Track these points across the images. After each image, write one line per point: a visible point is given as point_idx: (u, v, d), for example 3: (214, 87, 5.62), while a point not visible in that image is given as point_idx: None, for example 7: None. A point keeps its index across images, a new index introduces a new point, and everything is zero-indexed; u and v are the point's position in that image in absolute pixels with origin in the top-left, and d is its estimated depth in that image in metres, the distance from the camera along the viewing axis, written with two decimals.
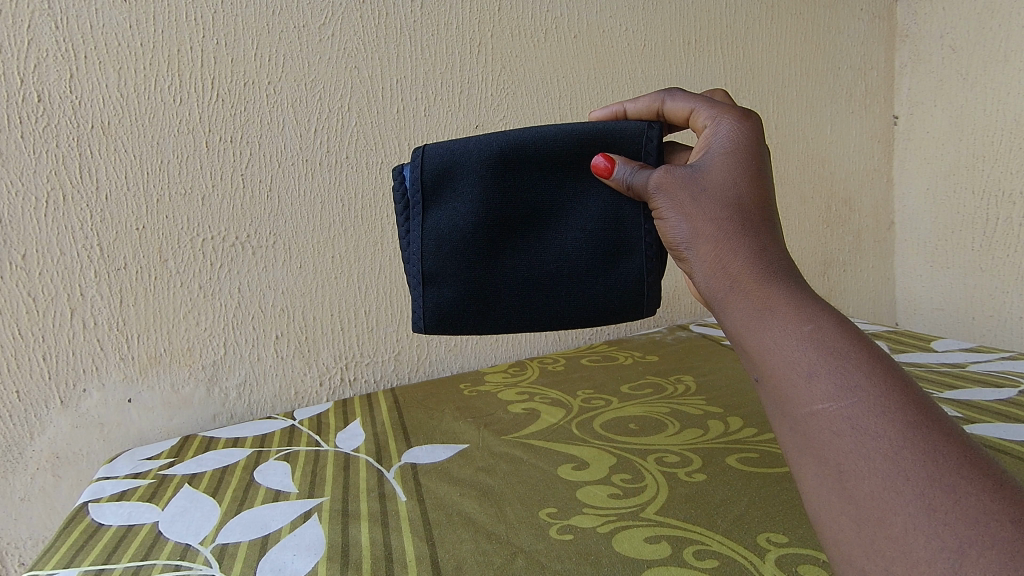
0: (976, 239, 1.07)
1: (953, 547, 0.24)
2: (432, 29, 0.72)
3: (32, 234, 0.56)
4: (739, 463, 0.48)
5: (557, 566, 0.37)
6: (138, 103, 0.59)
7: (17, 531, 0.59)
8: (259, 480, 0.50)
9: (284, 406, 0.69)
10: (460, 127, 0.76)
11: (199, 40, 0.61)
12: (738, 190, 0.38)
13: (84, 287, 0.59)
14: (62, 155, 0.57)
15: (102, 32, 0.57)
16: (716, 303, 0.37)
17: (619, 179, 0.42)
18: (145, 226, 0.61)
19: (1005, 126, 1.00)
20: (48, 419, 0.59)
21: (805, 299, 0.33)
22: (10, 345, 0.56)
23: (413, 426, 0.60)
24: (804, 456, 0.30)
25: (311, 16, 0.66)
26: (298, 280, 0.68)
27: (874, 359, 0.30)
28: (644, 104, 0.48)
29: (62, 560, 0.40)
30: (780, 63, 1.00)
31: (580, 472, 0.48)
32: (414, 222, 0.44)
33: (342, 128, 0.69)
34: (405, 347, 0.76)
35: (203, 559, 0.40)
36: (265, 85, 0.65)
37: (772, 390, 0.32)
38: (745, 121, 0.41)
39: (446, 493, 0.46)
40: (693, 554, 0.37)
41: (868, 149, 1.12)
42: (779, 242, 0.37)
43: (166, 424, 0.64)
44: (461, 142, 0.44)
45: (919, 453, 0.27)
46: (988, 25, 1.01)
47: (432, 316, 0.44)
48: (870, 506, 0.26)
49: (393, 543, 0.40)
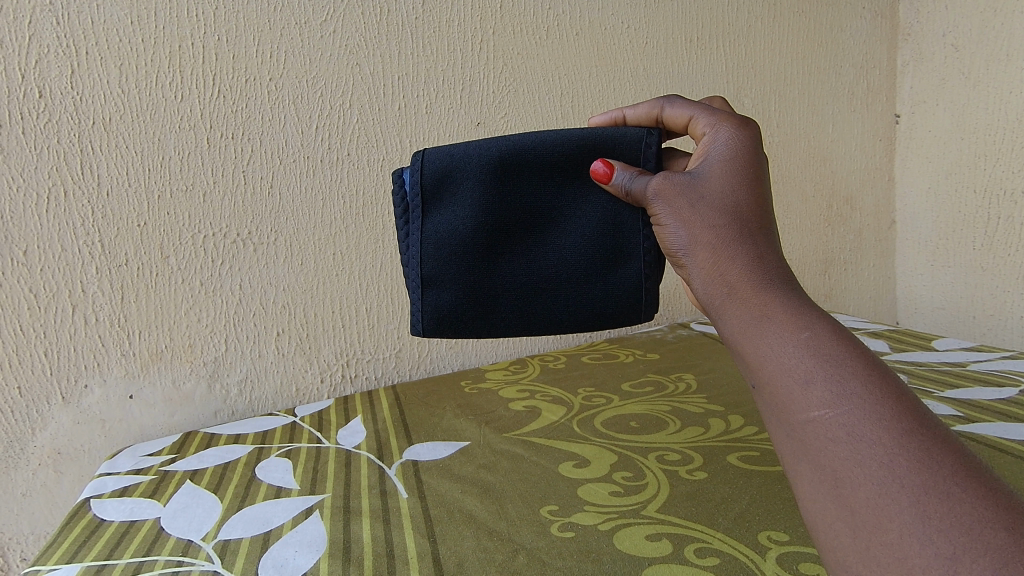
0: (977, 238, 1.07)
1: (947, 553, 0.24)
2: (433, 27, 0.72)
3: (33, 230, 0.56)
4: (739, 461, 0.48)
5: (557, 563, 0.37)
6: (140, 100, 0.59)
7: (18, 527, 0.59)
8: (261, 477, 0.50)
9: (284, 403, 0.69)
10: (461, 124, 0.76)
11: (200, 36, 0.61)
12: (736, 198, 0.38)
13: (85, 283, 0.59)
14: (63, 151, 0.57)
15: (103, 28, 0.57)
16: (714, 310, 0.37)
17: (618, 185, 0.42)
18: (147, 222, 0.61)
19: (1006, 125, 1.00)
20: (50, 415, 0.59)
21: (802, 307, 0.33)
22: (11, 341, 0.56)
23: (414, 423, 0.60)
24: (800, 462, 0.30)
25: (312, 13, 0.66)
26: (299, 277, 0.68)
27: (870, 367, 0.30)
28: (644, 110, 0.47)
29: (64, 556, 0.40)
30: (782, 62, 1.00)
31: (580, 470, 0.48)
32: (414, 225, 0.44)
33: (343, 126, 0.69)
34: (406, 345, 0.76)
35: (205, 555, 0.40)
36: (267, 82, 0.64)
37: (769, 397, 0.32)
38: (744, 128, 0.41)
39: (447, 490, 0.46)
40: (694, 552, 0.37)
41: (869, 148, 1.12)
42: (777, 249, 0.38)
43: (167, 420, 0.64)
44: (461, 147, 0.44)
45: (913, 461, 0.27)
46: (990, 23, 1.01)
47: (432, 317, 0.44)
48: (866, 512, 0.26)
49: (395, 540, 0.40)
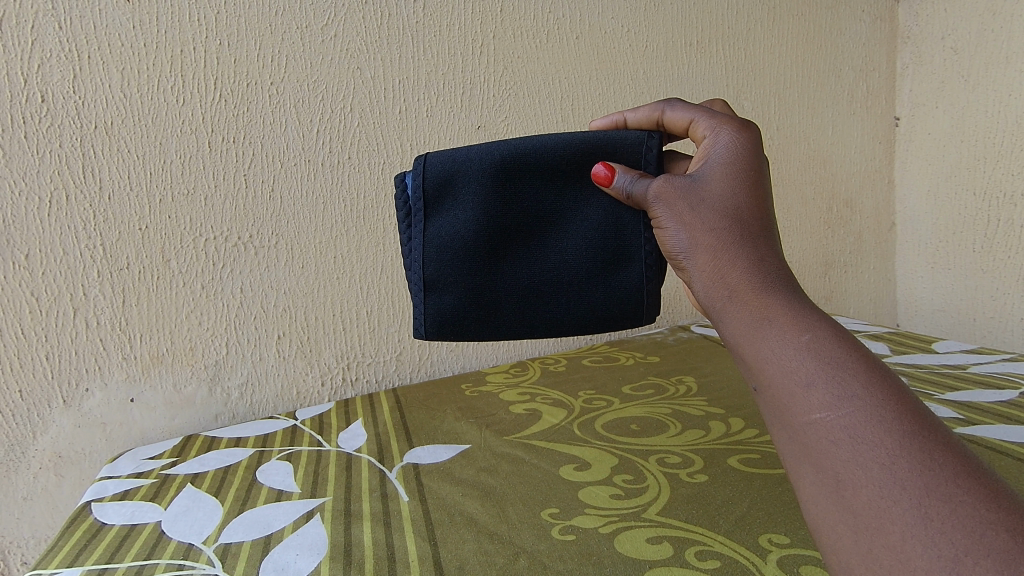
0: (977, 240, 1.07)
1: (949, 556, 0.24)
2: (433, 30, 0.72)
3: (35, 233, 0.56)
4: (739, 463, 0.48)
5: (558, 566, 0.37)
6: (141, 104, 0.59)
7: (19, 530, 0.59)
8: (261, 480, 0.50)
9: (286, 406, 0.70)
10: (461, 128, 0.76)
11: (202, 41, 0.61)
12: (736, 201, 0.39)
13: (87, 287, 0.59)
14: (65, 155, 0.57)
15: (105, 33, 0.57)
16: (715, 313, 0.37)
17: (619, 188, 0.42)
18: (148, 226, 0.61)
19: (1006, 127, 1.00)
20: (51, 418, 0.59)
21: (804, 309, 0.34)
22: (13, 344, 0.56)
23: (414, 426, 0.60)
24: (803, 465, 0.30)
25: (313, 17, 0.66)
26: (300, 280, 0.69)
27: (871, 369, 0.30)
28: (645, 113, 0.48)
29: (65, 560, 0.40)
30: (781, 65, 1.00)
31: (582, 473, 0.48)
32: (415, 229, 0.44)
33: (344, 129, 0.69)
34: (406, 347, 0.76)
35: (206, 559, 0.40)
36: (268, 86, 0.65)
37: (771, 399, 0.32)
38: (744, 131, 0.41)
39: (448, 494, 0.46)
40: (695, 554, 0.37)
41: (868, 150, 1.12)
42: (777, 252, 0.38)
43: (168, 423, 0.64)
44: (462, 151, 0.44)
45: (914, 463, 0.27)
46: (989, 26, 1.01)
47: (433, 321, 0.44)
48: (867, 515, 0.26)
49: (396, 543, 0.40)
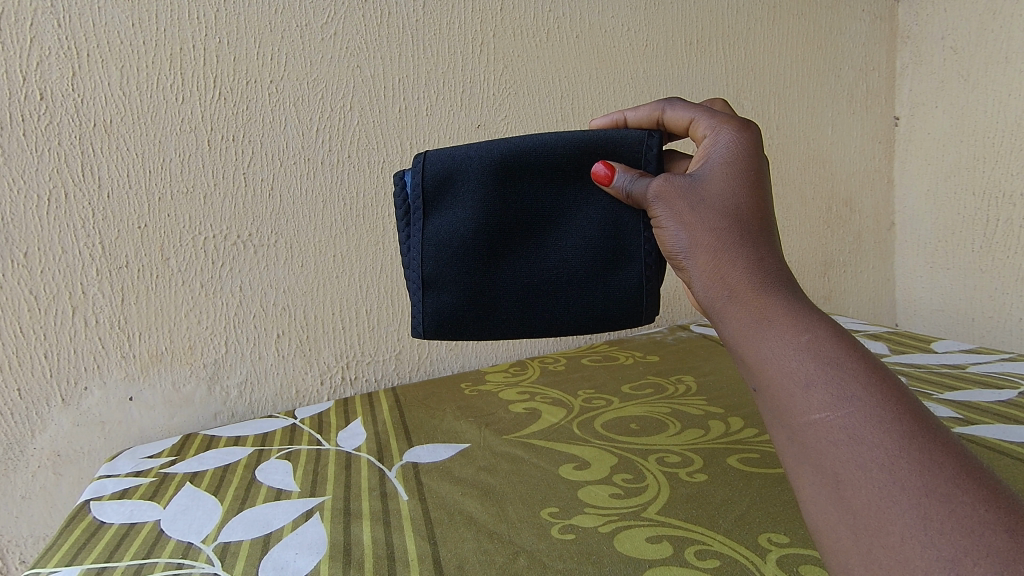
0: (976, 240, 1.07)
1: (948, 556, 0.24)
2: (433, 29, 0.72)
3: (33, 231, 0.56)
4: (739, 463, 0.48)
5: (558, 565, 0.37)
6: (141, 102, 0.59)
7: (17, 529, 0.59)
8: (261, 479, 0.50)
9: (284, 405, 0.70)
10: (461, 127, 0.76)
11: (201, 39, 0.61)
12: (736, 200, 0.38)
13: (85, 285, 0.59)
14: (64, 153, 0.56)
15: (104, 31, 0.57)
16: (714, 312, 0.37)
17: (619, 187, 0.43)
18: (147, 224, 0.61)
19: (1005, 127, 1.01)
20: (49, 417, 0.59)
21: (803, 309, 0.34)
22: (11, 342, 0.56)
23: (414, 425, 0.60)
24: (802, 465, 0.30)
25: (313, 16, 0.66)
26: (299, 279, 0.68)
27: (870, 369, 0.30)
28: (645, 112, 0.48)
29: (64, 558, 0.40)
30: (780, 65, 1.00)
31: (581, 472, 0.48)
32: (414, 227, 0.44)
33: (344, 128, 0.69)
34: (406, 346, 0.76)
35: (205, 558, 0.40)
36: (268, 84, 0.65)
37: (770, 399, 0.32)
38: (745, 131, 0.41)
39: (447, 492, 0.46)
40: (695, 554, 0.37)
41: (868, 150, 1.12)
42: (777, 252, 0.38)
43: (167, 422, 0.64)
44: (461, 150, 0.44)
45: (914, 464, 0.27)
46: (989, 26, 1.01)
47: (432, 319, 0.44)
48: (867, 515, 0.27)
49: (395, 542, 0.40)
